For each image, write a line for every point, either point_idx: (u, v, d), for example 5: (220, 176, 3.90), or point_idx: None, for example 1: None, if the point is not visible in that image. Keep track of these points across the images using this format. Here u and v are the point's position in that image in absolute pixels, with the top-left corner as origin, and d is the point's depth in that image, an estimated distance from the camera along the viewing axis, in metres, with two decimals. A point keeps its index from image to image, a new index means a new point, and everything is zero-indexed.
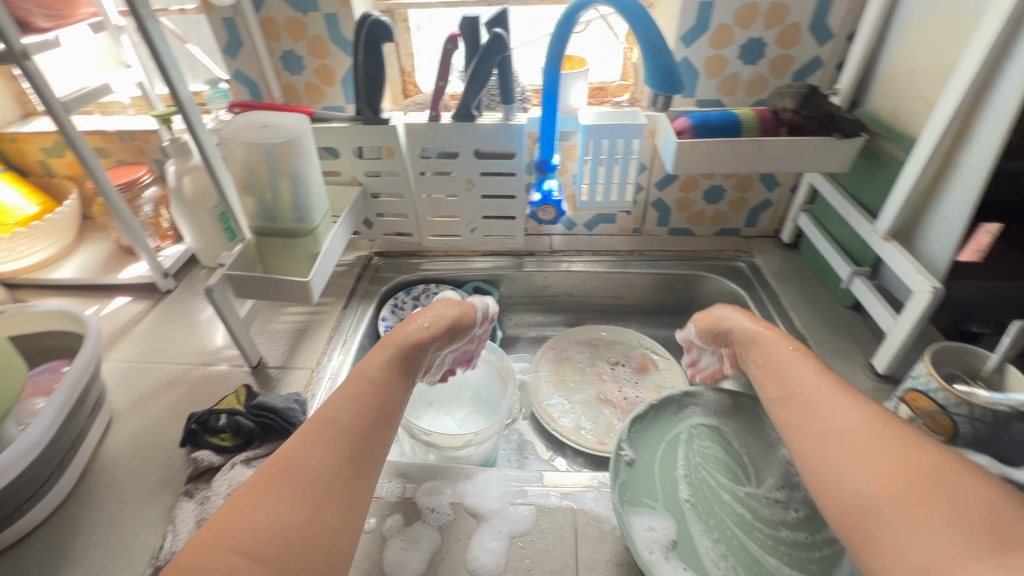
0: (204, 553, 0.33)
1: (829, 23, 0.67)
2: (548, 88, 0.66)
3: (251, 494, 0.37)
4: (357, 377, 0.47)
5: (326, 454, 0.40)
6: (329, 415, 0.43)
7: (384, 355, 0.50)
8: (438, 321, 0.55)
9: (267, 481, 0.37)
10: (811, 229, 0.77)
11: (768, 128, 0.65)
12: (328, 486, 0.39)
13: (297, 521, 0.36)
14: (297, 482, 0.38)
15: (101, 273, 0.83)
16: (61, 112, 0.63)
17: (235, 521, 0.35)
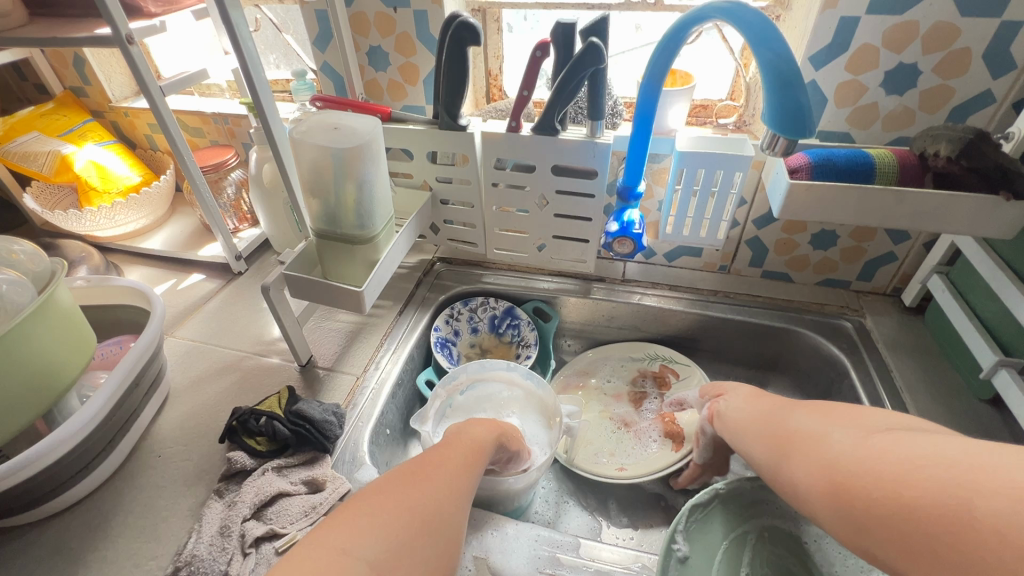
0: (350, 527, 0.32)
1: (1012, 52, 0.54)
2: (643, 108, 0.59)
3: (387, 483, 0.36)
4: (459, 437, 0.45)
5: (457, 468, 0.40)
6: (448, 447, 0.43)
7: (480, 427, 0.48)
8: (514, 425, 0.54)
9: (411, 469, 0.38)
10: (945, 298, 0.64)
11: (907, 177, 0.54)
12: (452, 494, 0.38)
13: (438, 507, 0.36)
14: (439, 479, 0.38)
15: (184, 248, 0.87)
16: (157, 94, 0.65)
17: (380, 500, 0.34)
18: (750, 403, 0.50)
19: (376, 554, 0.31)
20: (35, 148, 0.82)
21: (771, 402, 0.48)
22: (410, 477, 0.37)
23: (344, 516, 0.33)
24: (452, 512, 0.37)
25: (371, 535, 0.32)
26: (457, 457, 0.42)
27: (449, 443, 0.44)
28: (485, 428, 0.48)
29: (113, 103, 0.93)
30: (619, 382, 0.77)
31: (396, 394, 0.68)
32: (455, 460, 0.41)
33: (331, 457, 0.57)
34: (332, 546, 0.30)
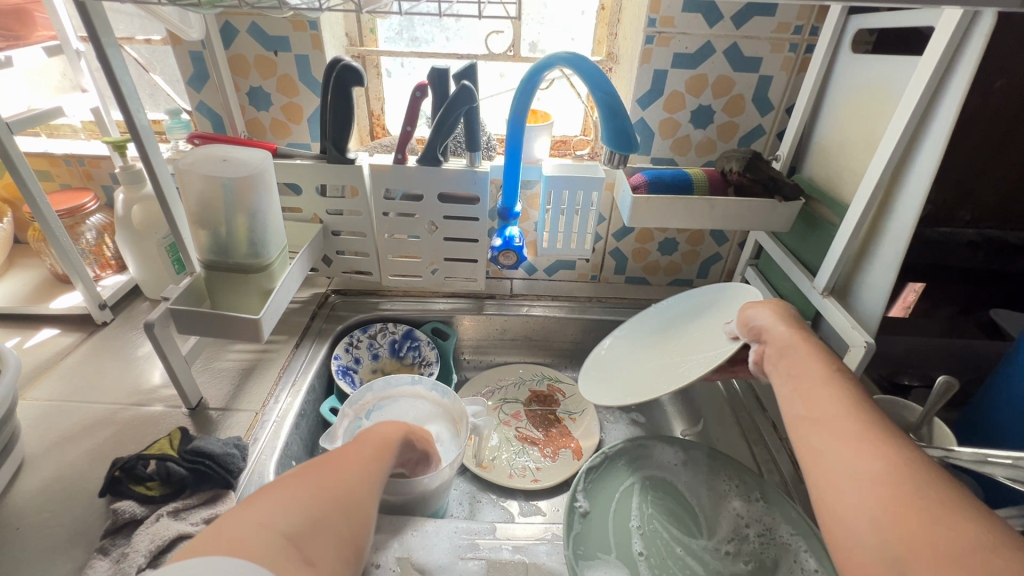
0: (275, 500, 0.34)
1: (769, 96, 0.74)
2: (512, 140, 0.68)
3: (306, 466, 0.38)
4: (372, 432, 0.47)
5: (369, 457, 0.43)
6: (359, 440, 0.45)
7: (395, 427, 0.50)
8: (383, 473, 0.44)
9: (322, 459, 0.40)
10: (758, 283, 0.81)
11: (716, 188, 0.70)
12: (367, 480, 0.40)
13: (352, 489, 0.38)
14: (354, 466, 0.41)
15: (29, 302, 0.77)
16: (4, 133, 0.61)
17: (301, 478, 0.37)
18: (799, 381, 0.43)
19: (292, 533, 0.33)
20: None
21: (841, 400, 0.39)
22: (322, 468, 0.39)
23: (258, 500, 0.34)
24: (365, 493, 0.39)
25: (287, 513, 0.34)
26: (370, 449, 0.44)
27: (364, 437, 0.46)
28: (395, 429, 0.50)
29: None
30: (516, 402, 0.83)
31: (299, 426, 0.67)
32: (368, 452, 0.44)
33: (234, 493, 0.54)
34: (247, 528, 0.32)
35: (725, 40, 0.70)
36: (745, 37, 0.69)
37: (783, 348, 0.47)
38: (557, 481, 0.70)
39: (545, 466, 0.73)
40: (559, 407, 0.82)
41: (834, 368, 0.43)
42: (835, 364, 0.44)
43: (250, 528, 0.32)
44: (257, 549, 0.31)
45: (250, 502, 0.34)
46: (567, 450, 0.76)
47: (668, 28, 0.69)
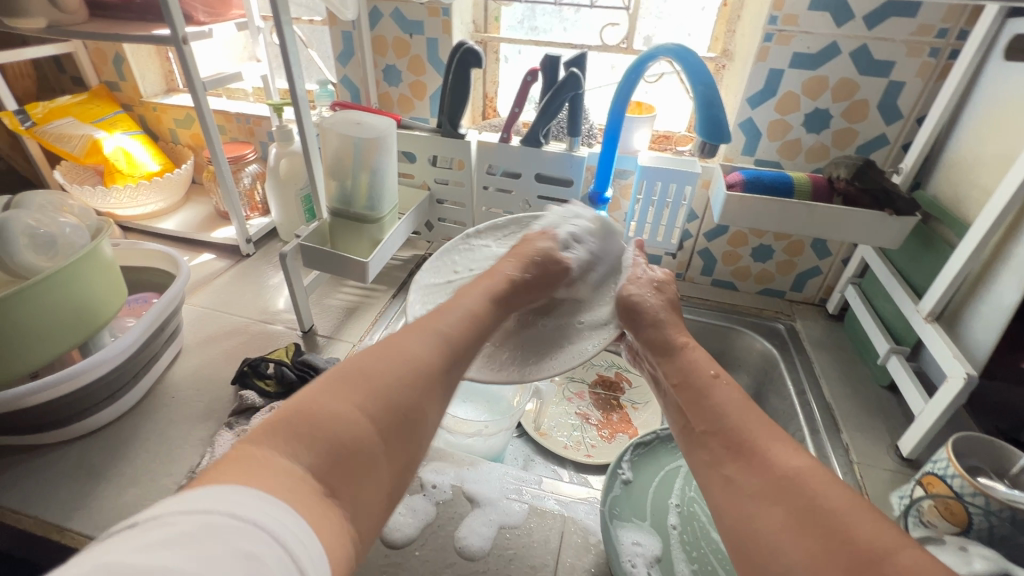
0: (299, 420, 0.32)
1: (898, 104, 0.69)
2: (611, 128, 0.70)
3: (350, 368, 0.37)
4: (446, 311, 0.45)
5: (431, 342, 0.41)
6: (429, 323, 0.43)
7: (504, 272, 0.53)
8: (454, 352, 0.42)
9: (358, 367, 0.37)
10: (857, 303, 0.76)
11: (820, 195, 0.67)
12: (430, 382, 0.38)
13: (394, 405, 0.36)
14: (412, 360, 0.39)
15: (197, 230, 0.95)
16: (199, 90, 0.75)
17: (339, 392, 0.34)
18: (683, 384, 0.47)
19: (321, 459, 0.31)
20: (69, 132, 0.89)
21: (727, 408, 0.43)
22: (356, 381, 0.36)
23: (288, 420, 0.32)
24: (415, 408, 0.37)
25: (307, 442, 0.31)
26: (425, 344, 0.40)
27: (421, 327, 0.42)
28: (464, 314, 0.46)
29: (144, 98, 1.03)
30: (582, 382, 0.86)
31: None
32: (421, 349, 0.40)
33: None
34: (266, 453, 0.30)
35: (853, 41, 0.66)
36: (878, 38, 0.66)
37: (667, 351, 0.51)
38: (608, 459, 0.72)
39: (600, 444, 0.76)
40: (623, 394, 0.84)
41: (716, 377, 0.46)
42: (715, 369, 0.47)
43: (262, 452, 0.30)
44: (273, 476, 0.28)
45: (271, 421, 0.32)
46: (624, 435, 0.77)
47: (790, 26, 0.67)
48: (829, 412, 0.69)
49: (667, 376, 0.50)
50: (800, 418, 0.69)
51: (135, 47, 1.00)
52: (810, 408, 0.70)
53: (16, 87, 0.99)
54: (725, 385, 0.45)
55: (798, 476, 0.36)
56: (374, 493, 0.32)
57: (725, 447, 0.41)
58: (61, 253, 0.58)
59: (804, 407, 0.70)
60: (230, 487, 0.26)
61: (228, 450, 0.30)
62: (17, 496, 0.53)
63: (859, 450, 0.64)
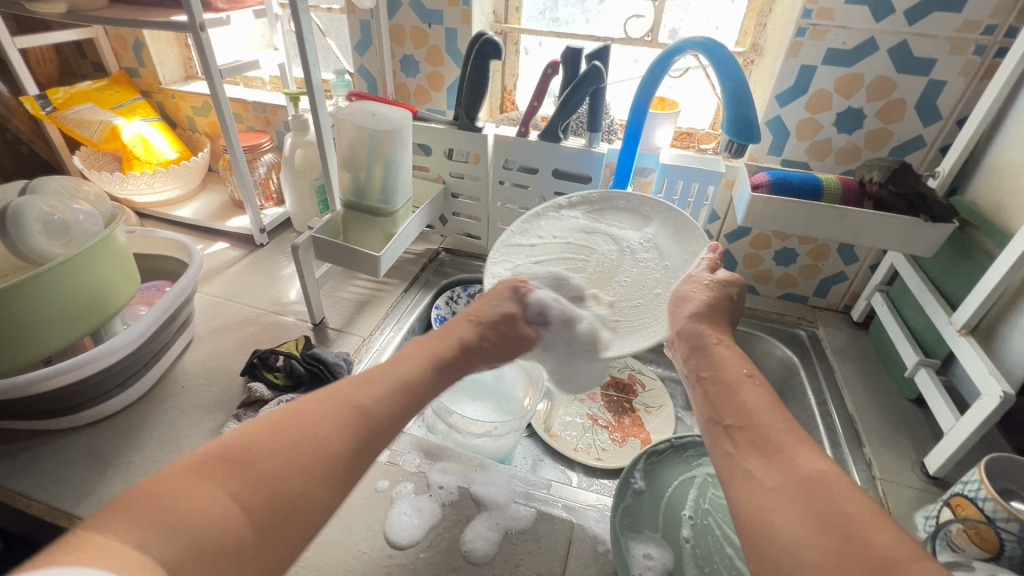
0: (98, 545, 0.26)
1: (937, 104, 0.65)
2: (632, 124, 0.68)
3: (177, 478, 0.31)
4: (345, 394, 0.39)
5: (303, 443, 0.34)
6: (317, 409, 0.37)
7: (459, 333, 0.51)
8: (338, 453, 0.35)
9: (193, 480, 0.31)
10: (884, 311, 0.73)
11: (851, 198, 0.64)
12: (283, 501, 0.32)
13: (219, 539, 0.29)
14: (265, 471, 0.32)
15: (213, 219, 0.95)
16: (216, 78, 0.75)
17: (157, 512, 0.29)
18: (714, 377, 0.46)
19: (175, 557, 0.27)
20: (89, 118, 0.89)
21: (758, 405, 0.41)
22: (242, 462, 0.32)
23: (112, 522, 0.27)
24: (302, 499, 0.33)
25: (126, 551, 0.26)
26: (336, 421, 0.36)
27: (298, 414, 0.36)
28: (397, 383, 0.42)
29: (162, 85, 1.03)
30: (595, 384, 0.84)
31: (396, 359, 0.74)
32: (331, 426, 0.36)
33: None
34: (124, 537, 0.27)
35: (892, 36, 0.63)
36: (919, 34, 0.62)
37: (698, 348, 0.50)
38: (619, 464, 0.70)
39: (611, 448, 0.74)
40: (636, 397, 0.82)
41: (746, 376, 0.45)
42: (748, 368, 0.46)
43: (118, 541, 0.26)
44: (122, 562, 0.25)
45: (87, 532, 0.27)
46: (636, 439, 0.76)
47: (825, 21, 0.64)
48: (851, 425, 0.66)
49: (695, 371, 0.48)
50: (820, 429, 0.67)
51: (155, 34, 1.00)
52: (831, 419, 0.67)
53: (38, 72, 0.99)
54: (756, 384, 0.43)
55: (823, 478, 0.35)
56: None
57: (750, 441, 0.39)
58: (74, 240, 0.58)
59: (824, 418, 0.68)
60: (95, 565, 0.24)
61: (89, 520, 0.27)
62: (27, 480, 0.54)
63: (882, 466, 0.61)
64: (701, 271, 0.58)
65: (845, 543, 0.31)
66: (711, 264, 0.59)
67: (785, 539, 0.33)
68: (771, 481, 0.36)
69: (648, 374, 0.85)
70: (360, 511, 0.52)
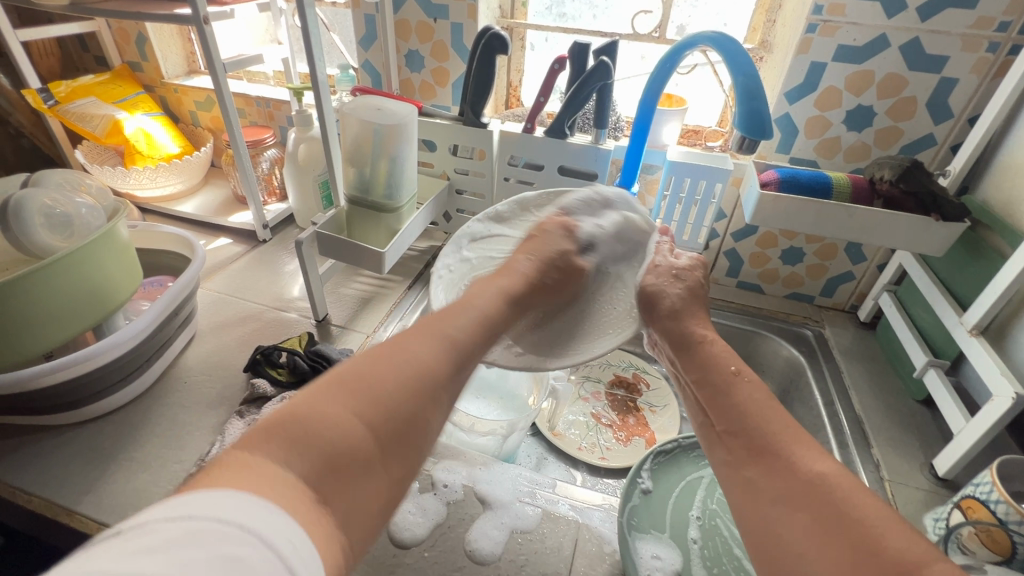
0: (240, 466, 0.27)
1: (949, 102, 0.65)
2: (640, 120, 0.67)
3: (304, 401, 0.32)
4: (436, 327, 0.40)
5: (414, 369, 0.36)
6: (419, 340, 0.38)
7: (522, 270, 0.50)
8: (443, 375, 0.37)
9: (318, 403, 0.32)
10: (892, 312, 0.73)
11: (860, 197, 0.64)
12: (403, 420, 0.34)
13: (354, 450, 0.31)
14: (385, 391, 0.34)
15: (215, 214, 0.94)
16: (220, 72, 0.74)
17: (295, 429, 0.30)
18: (702, 381, 0.44)
19: (318, 472, 0.29)
20: (91, 111, 0.89)
21: (749, 406, 0.40)
22: (356, 385, 0.33)
23: (246, 448, 0.28)
24: (416, 416, 0.34)
25: (282, 459, 0.28)
26: (429, 348, 0.38)
27: (398, 346, 0.37)
28: (478, 316, 0.43)
29: (165, 79, 1.02)
30: (599, 383, 0.84)
31: None
32: (429, 352, 0.37)
33: None
34: (261, 457, 0.28)
35: (904, 33, 0.62)
36: (931, 31, 0.61)
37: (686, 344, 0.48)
38: (624, 463, 0.70)
39: (615, 447, 0.73)
40: (640, 396, 0.81)
41: (736, 376, 0.43)
42: (736, 365, 0.44)
43: (260, 460, 0.28)
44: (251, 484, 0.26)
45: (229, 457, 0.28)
46: (640, 438, 0.75)
47: (836, 17, 0.63)
48: (859, 426, 0.66)
49: (685, 374, 0.47)
50: (827, 430, 0.66)
51: (158, 28, 0.99)
52: (838, 419, 0.67)
53: (40, 66, 0.99)
54: (746, 382, 0.42)
55: (837, 483, 0.34)
56: (371, 494, 0.31)
57: (748, 446, 0.38)
58: (76, 234, 0.57)
59: (831, 418, 0.67)
60: (220, 494, 0.25)
61: (234, 441, 0.29)
62: (28, 476, 0.53)
63: (890, 467, 0.61)
64: (666, 256, 0.55)
65: (869, 553, 0.31)
66: (670, 248, 0.57)
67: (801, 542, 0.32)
68: (788, 489, 0.35)
69: (653, 374, 0.84)
70: None
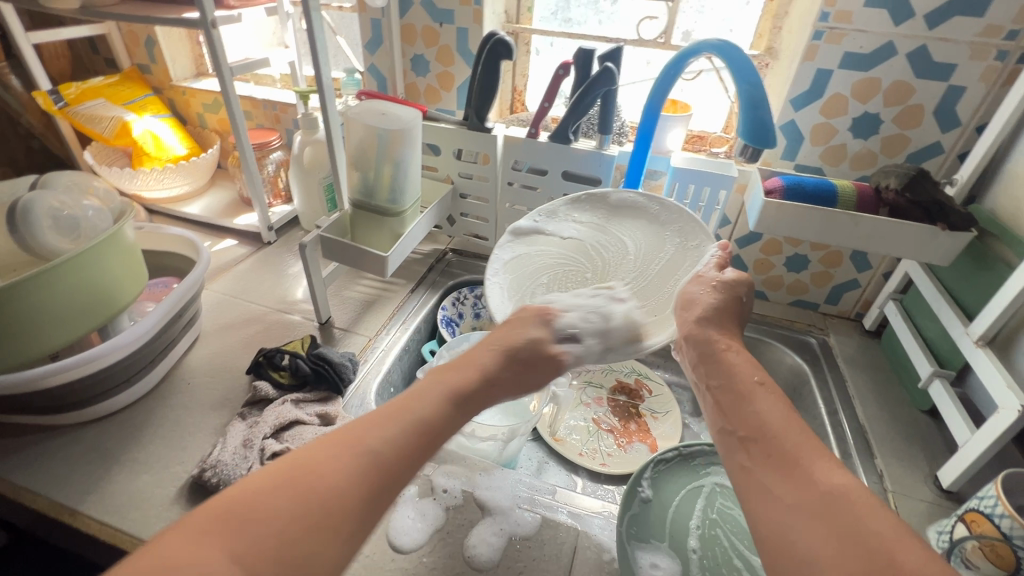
0: None
1: (957, 111, 0.64)
2: (644, 126, 0.67)
3: (181, 537, 0.29)
4: (355, 444, 0.35)
5: (317, 495, 0.32)
6: (332, 459, 0.34)
7: (522, 338, 0.48)
8: (352, 500, 0.33)
9: (193, 547, 0.28)
10: (897, 321, 0.72)
11: (866, 205, 0.63)
12: (289, 568, 0.30)
13: None
14: (275, 528, 0.30)
15: (221, 216, 0.95)
16: (227, 75, 0.75)
17: (173, 565, 0.27)
18: (727, 390, 0.43)
19: (258, 573, 0.29)
20: (100, 113, 0.90)
21: (773, 417, 0.40)
22: (241, 525, 0.30)
23: (142, 571, 0.27)
24: (308, 561, 0.30)
25: None
26: (347, 471, 0.34)
27: (316, 458, 0.34)
28: (414, 425, 0.38)
29: (173, 81, 1.03)
30: (601, 389, 0.83)
31: (401, 359, 0.74)
32: (342, 474, 0.33)
33: (341, 399, 0.63)
34: None
35: (911, 40, 0.62)
36: (939, 39, 0.61)
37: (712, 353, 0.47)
38: (625, 470, 0.69)
39: (616, 453, 0.73)
40: (642, 403, 0.81)
41: (758, 385, 0.43)
42: (760, 376, 0.44)
43: None
44: None
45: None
46: (642, 444, 0.75)
47: (843, 24, 0.63)
48: (862, 435, 0.65)
49: (706, 379, 0.46)
50: (830, 439, 0.66)
51: (166, 30, 1.00)
52: (842, 429, 0.66)
53: (51, 68, 1.00)
54: (768, 393, 0.42)
55: (838, 495, 0.34)
56: None
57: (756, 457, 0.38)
58: (83, 236, 0.58)
59: (834, 427, 0.67)
60: None
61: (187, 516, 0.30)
62: (32, 475, 0.54)
63: (894, 478, 0.60)
64: (710, 270, 0.55)
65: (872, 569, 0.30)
66: (720, 263, 0.55)
67: (801, 557, 0.32)
68: (792, 500, 0.35)
69: (655, 379, 0.84)
70: None
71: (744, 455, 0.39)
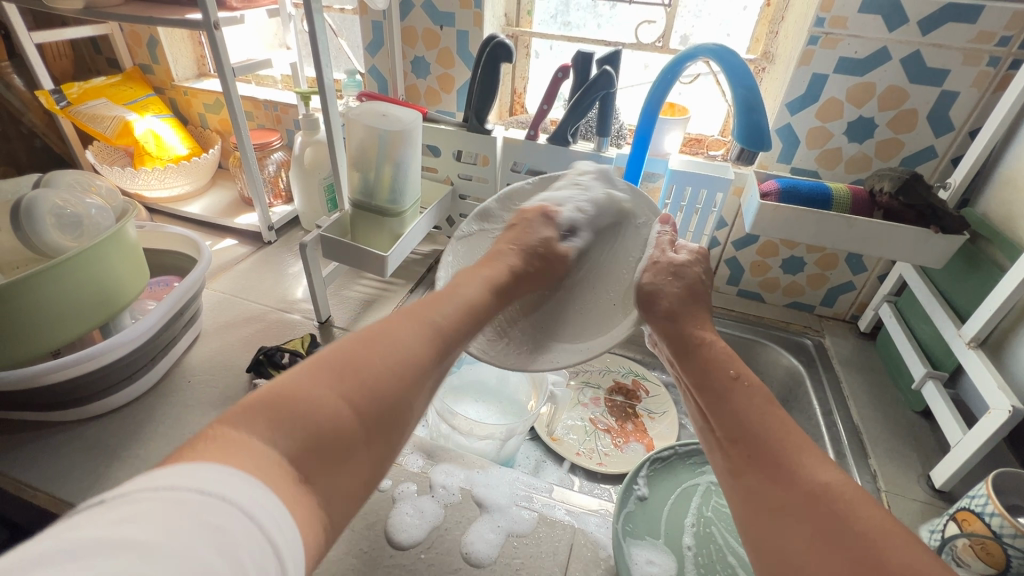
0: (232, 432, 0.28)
1: (950, 116, 0.65)
2: (642, 129, 0.68)
3: (292, 378, 0.32)
4: (418, 315, 0.39)
5: (400, 348, 0.36)
6: (405, 323, 0.38)
7: (505, 262, 0.50)
8: (427, 352, 0.38)
9: (306, 383, 0.32)
10: (891, 323, 0.73)
11: (860, 208, 0.64)
12: (388, 401, 0.34)
13: (339, 430, 0.31)
14: (375, 368, 0.34)
15: (221, 215, 0.96)
16: (229, 76, 0.75)
17: (290, 396, 0.31)
18: (703, 388, 0.44)
19: (362, 403, 0.33)
20: (102, 113, 0.90)
21: (750, 415, 0.40)
22: (343, 369, 0.33)
23: (264, 403, 0.30)
24: (402, 399, 0.35)
25: (283, 427, 0.29)
26: (417, 336, 0.38)
27: (391, 324, 0.38)
28: (465, 304, 0.43)
29: (175, 82, 1.04)
30: (599, 389, 0.84)
31: None
32: (416, 337, 0.38)
33: None
34: (241, 435, 0.28)
35: (905, 46, 0.63)
36: (932, 44, 0.62)
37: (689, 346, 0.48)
38: (621, 469, 0.70)
39: (612, 453, 0.74)
40: (639, 403, 0.82)
41: (737, 380, 0.43)
42: (737, 368, 0.44)
43: (244, 438, 0.28)
44: (249, 462, 0.27)
45: (249, 403, 0.30)
46: (638, 444, 0.75)
47: (838, 29, 0.64)
48: (856, 435, 0.66)
49: (686, 376, 0.47)
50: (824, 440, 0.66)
51: (169, 31, 1.00)
52: (836, 429, 0.67)
53: (54, 67, 1.01)
54: (745, 389, 0.42)
55: (830, 492, 0.35)
56: (354, 474, 0.32)
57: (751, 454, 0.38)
58: (86, 234, 0.58)
59: (829, 427, 0.67)
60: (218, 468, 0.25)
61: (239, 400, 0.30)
62: (34, 471, 0.54)
63: (887, 478, 0.61)
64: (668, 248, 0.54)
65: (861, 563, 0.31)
66: (671, 240, 0.55)
67: None
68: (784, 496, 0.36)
69: (652, 380, 0.85)
70: (362, 510, 0.52)
71: (720, 458, 0.41)
